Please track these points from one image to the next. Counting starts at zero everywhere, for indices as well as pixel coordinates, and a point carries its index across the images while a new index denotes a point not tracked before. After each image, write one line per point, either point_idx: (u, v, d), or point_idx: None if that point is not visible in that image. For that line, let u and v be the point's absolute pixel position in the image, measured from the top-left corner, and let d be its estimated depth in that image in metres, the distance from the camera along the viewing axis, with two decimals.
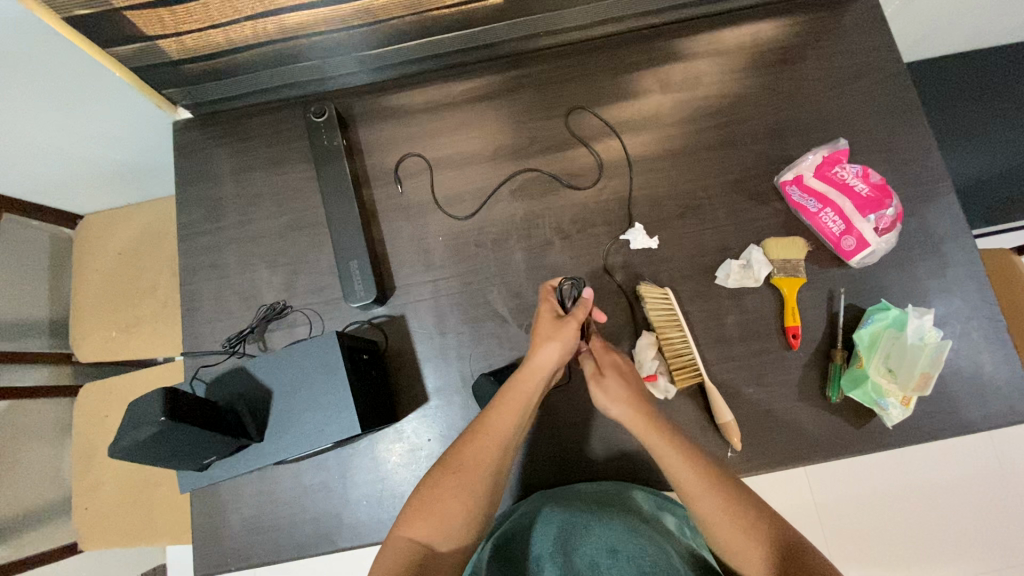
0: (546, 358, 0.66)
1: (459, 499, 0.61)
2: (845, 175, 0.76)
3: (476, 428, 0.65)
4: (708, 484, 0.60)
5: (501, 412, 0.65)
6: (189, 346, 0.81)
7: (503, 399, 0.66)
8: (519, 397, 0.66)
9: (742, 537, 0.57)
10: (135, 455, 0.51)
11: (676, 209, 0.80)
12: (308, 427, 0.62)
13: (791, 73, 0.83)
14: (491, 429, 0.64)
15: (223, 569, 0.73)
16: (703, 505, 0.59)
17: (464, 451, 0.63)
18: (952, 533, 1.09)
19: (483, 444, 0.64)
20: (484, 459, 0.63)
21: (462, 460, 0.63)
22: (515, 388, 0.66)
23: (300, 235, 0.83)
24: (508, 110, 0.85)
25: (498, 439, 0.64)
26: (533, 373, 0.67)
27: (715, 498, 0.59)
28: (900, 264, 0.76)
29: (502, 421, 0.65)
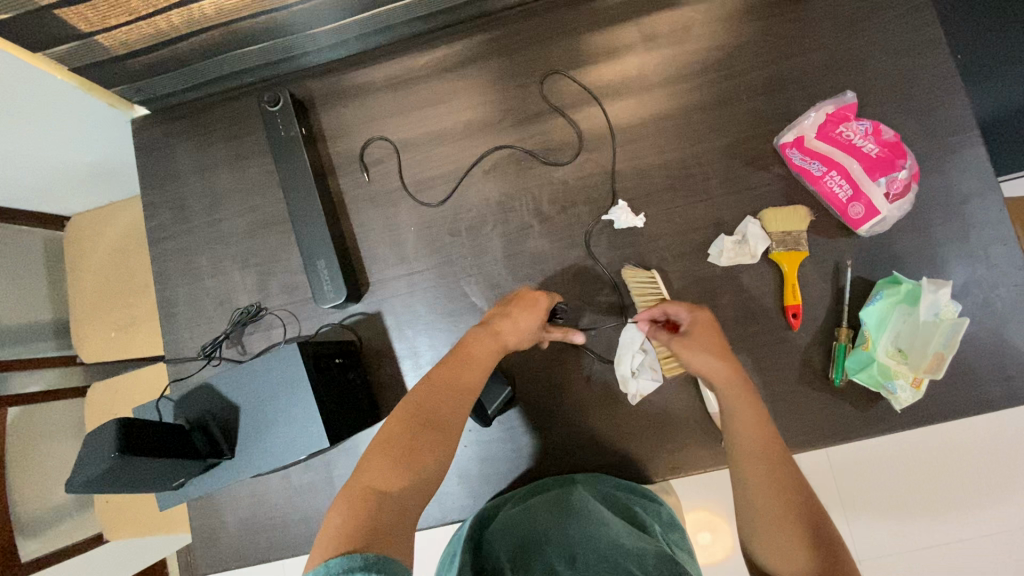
0: (521, 324, 0.65)
1: (434, 452, 0.54)
2: (852, 134, 0.68)
3: (442, 378, 0.59)
4: (762, 458, 0.53)
5: (470, 366, 0.61)
6: (170, 353, 0.80)
7: (469, 355, 0.62)
8: (489, 358, 0.62)
9: (773, 508, 0.51)
10: (98, 487, 0.51)
11: (664, 182, 0.73)
12: (277, 441, 0.60)
13: (792, 15, 0.73)
14: (458, 381, 0.59)
15: (225, 568, 0.75)
16: (752, 471, 0.53)
17: (431, 401, 0.57)
18: (990, 486, 0.97)
19: (451, 395, 0.58)
20: (454, 408, 0.58)
21: (434, 412, 0.56)
22: (483, 346, 0.62)
23: (269, 233, 0.79)
24: (476, 81, 0.78)
25: (466, 394, 0.59)
26: (499, 336, 0.64)
27: (768, 467, 0.53)
28: (915, 230, 0.68)
29: (468, 375, 0.60)
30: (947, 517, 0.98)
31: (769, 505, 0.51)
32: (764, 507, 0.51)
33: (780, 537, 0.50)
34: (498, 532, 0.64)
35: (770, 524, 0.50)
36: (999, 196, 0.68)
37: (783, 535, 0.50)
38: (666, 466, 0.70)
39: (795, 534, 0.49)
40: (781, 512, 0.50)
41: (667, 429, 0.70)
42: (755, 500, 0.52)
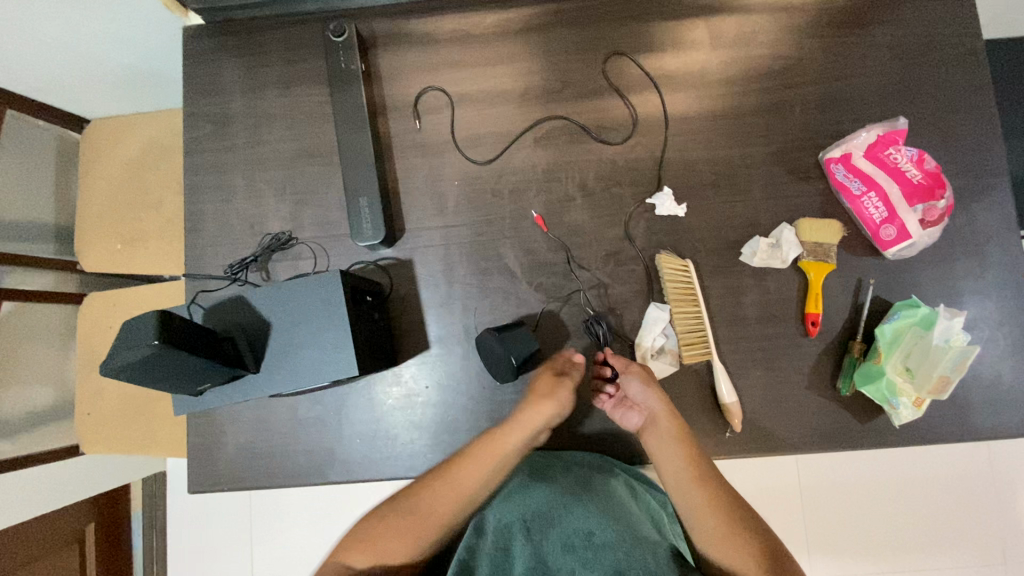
0: (538, 412, 0.67)
1: (400, 542, 0.62)
2: (899, 158, 0.70)
3: (439, 484, 0.66)
4: (691, 481, 0.64)
5: (469, 467, 0.66)
6: (191, 268, 0.79)
7: (461, 479, 0.66)
8: (495, 455, 0.67)
9: (715, 528, 0.62)
10: (128, 373, 0.51)
11: (709, 177, 0.75)
12: (303, 364, 0.60)
13: (855, 38, 0.75)
14: (458, 488, 0.66)
15: (218, 489, 0.75)
16: (687, 492, 0.64)
17: (424, 493, 0.65)
18: (927, 535, 1.11)
19: (446, 491, 0.65)
20: (438, 514, 0.64)
21: (415, 505, 0.64)
22: (490, 447, 0.67)
23: (310, 163, 0.79)
24: (542, 49, 0.78)
25: (449, 493, 0.65)
26: (509, 433, 0.67)
27: (703, 489, 0.64)
28: (938, 260, 0.71)
29: (476, 473, 0.66)
30: (887, 553, 1.11)
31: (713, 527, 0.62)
32: (704, 524, 0.63)
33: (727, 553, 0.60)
34: (515, 499, 0.69)
35: (718, 540, 0.61)
36: (1017, 241, 0.71)
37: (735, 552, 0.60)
38: None
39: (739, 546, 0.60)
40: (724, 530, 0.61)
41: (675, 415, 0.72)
42: (697, 514, 0.63)
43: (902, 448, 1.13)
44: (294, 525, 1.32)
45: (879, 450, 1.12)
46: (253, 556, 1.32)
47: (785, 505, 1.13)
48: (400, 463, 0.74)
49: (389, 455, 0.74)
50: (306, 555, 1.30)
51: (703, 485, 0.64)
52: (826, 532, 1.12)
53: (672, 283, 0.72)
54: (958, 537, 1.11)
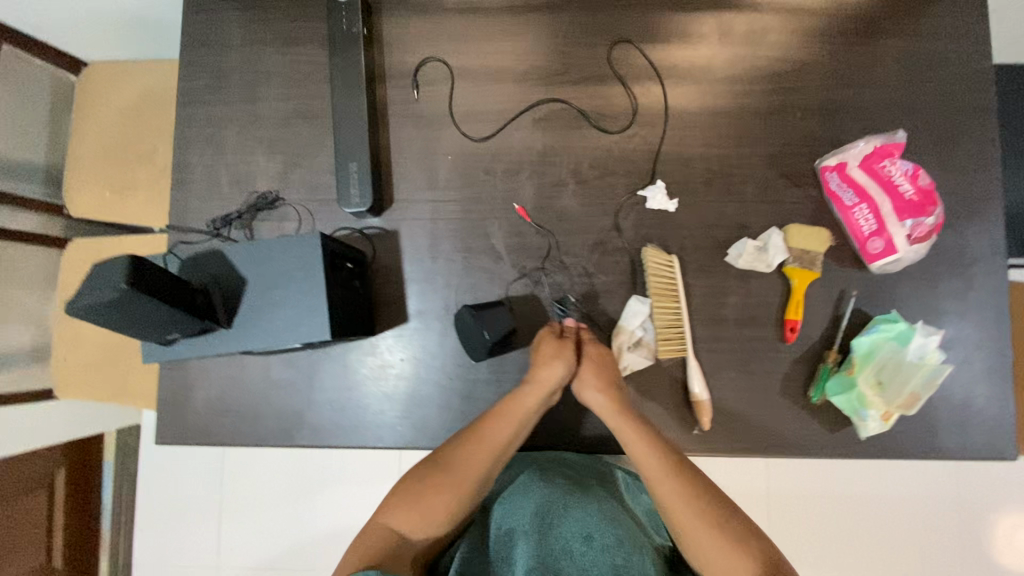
0: (559, 370, 0.68)
1: (442, 499, 0.66)
2: (893, 172, 0.69)
3: (472, 442, 0.67)
4: (672, 475, 0.63)
5: (501, 421, 0.67)
6: (175, 220, 0.78)
7: (492, 435, 0.67)
8: (520, 408, 0.68)
9: (702, 533, 0.61)
10: (94, 315, 0.50)
11: (703, 175, 0.74)
12: (276, 323, 0.60)
13: (865, 47, 0.74)
14: (493, 440, 0.67)
15: (185, 442, 0.75)
16: (664, 487, 0.63)
17: (455, 452, 0.67)
18: (887, 551, 1.12)
19: (475, 452, 0.67)
20: (472, 470, 0.66)
21: (450, 462, 0.67)
22: (521, 403, 0.68)
23: (304, 124, 0.78)
24: (548, 29, 0.77)
25: (487, 448, 0.67)
26: (537, 387, 0.68)
27: (688, 487, 0.63)
28: (921, 278, 0.71)
29: (505, 427, 0.67)
30: (846, 565, 1.13)
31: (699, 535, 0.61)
32: (689, 523, 0.62)
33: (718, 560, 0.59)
34: (515, 499, 0.70)
35: (704, 546, 0.61)
36: (1003, 266, 0.71)
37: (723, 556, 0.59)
38: None
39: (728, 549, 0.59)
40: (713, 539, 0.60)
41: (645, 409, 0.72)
42: (678, 514, 0.62)
43: (871, 464, 1.14)
44: (267, 486, 1.33)
45: (848, 463, 1.14)
46: (223, 514, 1.33)
47: (750, 509, 1.15)
48: (368, 432, 0.74)
49: (358, 424, 0.74)
50: (276, 515, 1.32)
51: (692, 483, 0.63)
52: (788, 539, 1.14)
53: (655, 277, 0.72)
54: (917, 555, 1.12)
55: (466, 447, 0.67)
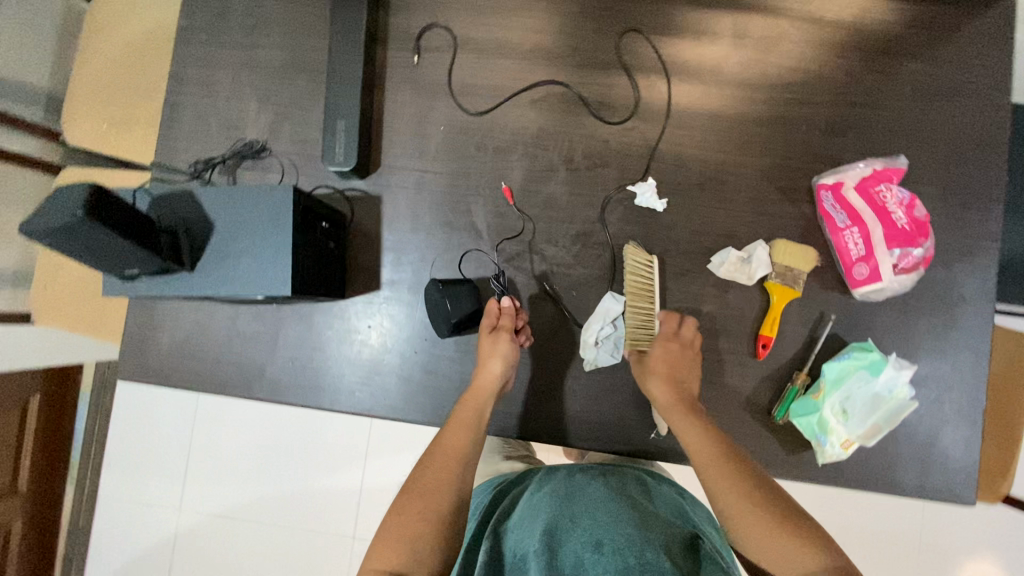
0: (498, 368, 0.65)
1: (421, 513, 0.54)
2: (888, 198, 0.69)
3: (431, 456, 0.60)
4: (718, 458, 0.57)
5: (454, 428, 0.63)
6: (159, 158, 0.77)
7: (449, 441, 0.62)
8: (469, 411, 0.64)
9: (756, 522, 0.52)
10: (47, 239, 0.49)
11: (697, 178, 0.73)
12: (239, 272, 0.59)
13: (881, 67, 0.72)
14: (451, 444, 0.61)
15: (145, 380, 0.75)
16: (711, 469, 0.57)
17: (425, 464, 0.59)
18: None
19: (437, 464, 0.59)
20: (440, 482, 0.57)
21: (420, 480, 0.58)
22: (468, 408, 0.64)
23: (299, 76, 0.76)
24: (559, 9, 0.75)
25: (452, 454, 0.60)
26: (481, 391, 0.65)
27: (732, 470, 0.56)
28: (905, 311, 0.70)
29: (458, 434, 0.62)
30: None
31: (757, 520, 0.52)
32: (741, 513, 0.53)
33: (780, 556, 0.50)
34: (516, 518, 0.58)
35: (760, 539, 0.52)
36: (989, 310, 0.70)
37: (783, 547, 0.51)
38: (593, 438, 0.70)
39: (786, 535, 0.51)
40: (770, 525, 0.52)
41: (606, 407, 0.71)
42: (728, 503, 0.54)
43: (836, 493, 1.13)
44: (237, 437, 1.35)
45: (812, 489, 1.13)
46: (191, 458, 1.35)
47: None
48: (326, 395, 0.73)
49: (318, 385, 0.73)
50: (243, 466, 1.34)
51: (737, 468, 0.57)
52: None
53: (632, 274, 0.72)
54: None
55: (428, 457, 0.60)
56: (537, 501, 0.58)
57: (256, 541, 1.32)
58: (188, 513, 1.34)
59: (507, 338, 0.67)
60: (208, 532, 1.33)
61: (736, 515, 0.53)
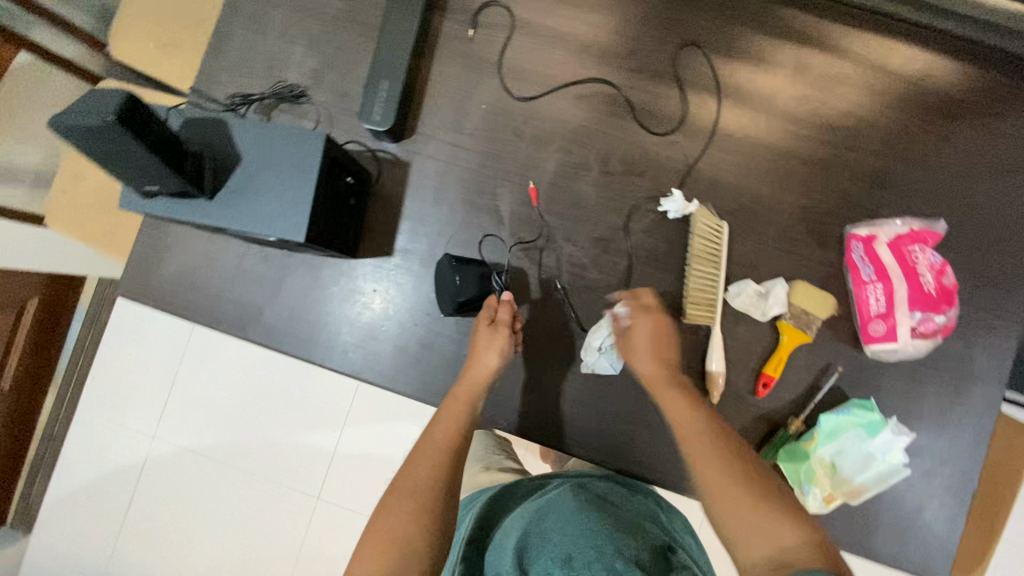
0: (494, 362, 0.64)
1: (408, 512, 0.52)
2: (920, 260, 0.67)
3: (419, 452, 0.58)
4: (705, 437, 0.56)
5: (444, 422, 0.61)
6: (198, 84, 0.76)
7: (438, 436, 0.60)
8: (461, 404, 0.62)
9: (737, 500, 0.51)
10: (76, 138, 0.48)
11: (729, 204, 0.71)
12: (256, 210, 0.59)
13: (937, 127, 0.70)
14: (438, 440, 0.59)
15: (144, 302, 0.75)
16: (697, 448, 0.55)
17: (411, 463, 0.57)
18: None
19: (426, 460, 0.57)
20: (429, 478, 0.55)
21: (404, 477, 0.56)
22: (459, 402, 0.62)
23: (352, 28, 0.75)
24: (623, 10, 0.74)
25: (439, 450, 0.58)
26: (472, 382, 0.64)
27: (717, 451, 0.54)
28: (913, 376, 0.68)
29: (447, 429, 0.60)
30: None
31: (730, 494, 0.52)
32: (724, 490, 0.52)
33: (762, 533, 0.49)
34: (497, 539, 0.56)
35: (741, 519, 0.50)
36: (998, 392, 0.68)
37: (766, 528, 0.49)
38: (574, 444, 0.69)
39: (767, 515, 0.49)
40: (749, 500, 0.51)
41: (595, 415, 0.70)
42: (713, 481, 0.53)
43: None
44: (222, 377, 1.35)
45: None
46: (174, 390, 1.35)
47: None
48: (319, 350, 0.73)
49: (312, 338, 0.73)
50: (223, 408, 1.34)
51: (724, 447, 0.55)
52: None
53: (700, 237, 0.70)
54: None
55: (417, 454, 0.58)
56: (514, 519, 0.57)
57: (222, 484, 1.32)
58: (161, 443, 1.34)
59: (502, 327, 0.65)
60: (177, 465, 1.33)
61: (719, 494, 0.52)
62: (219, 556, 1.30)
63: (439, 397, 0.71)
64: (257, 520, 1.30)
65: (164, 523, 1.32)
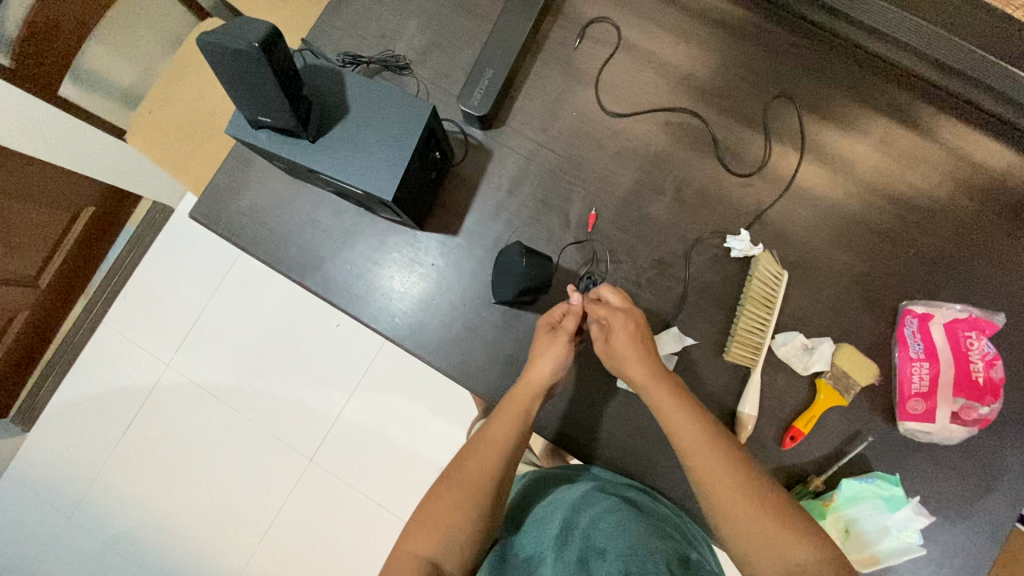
0: (548, 368, 0.66)
1: (461, 505, 0.60)
2: (973, 347, 0.68)
3: (475, 447, 0.65)
4: (709, 449, 0.59)
5: (500, 423, 0.65)
6: (311, 37, 0.80)
7: (493, 436, 0.65)
8: (515, 407, 0.65)
9: (738, 507, 0.57)
10: (220, 62, 0.53)
11: (791, 256, 0.73)
12: (351, 160, 0.62)
13: (1010, 224, 0.71)
14: (494, 442, 0.64)
15: (213, 229, 0.77)
16: (702, 462, 0.59)
17: (467, 461, 0.64)
18: None
19: (480, 457, 0.64)
20: (479, 476, 0.62)
21: (463, 471, 0.63)
22: (514, 404, 0.65)
23: (465, 15, 0.79)
24: (726, 51, 0.76)
25: (494, 449, 0.64)
26: (526, 387, 0.66)
27: (723, 465, 0.58)
28: (940, 461, 0.68)
29: (502, 432, 0.64)
30: None
31: (739, 511, 0.56)
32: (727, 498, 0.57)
33: (757, 534, 0.56)
34: (538, 522, 0.66)
35: (742, 524, 0.56)
36: (1023, 495, 0.67)
37: (762, 531, 0.55)
38: (593, 453, 0.70)
39: (762, 518, 0.56)
40: (748, 506, 0.56)
41: (620, 431, 0.70)
42: (719, 492, 0.58)
43: None
44: (247, 321, 1.37)
45: None
46: (198, 324, 1.38)
47: None
48: (368, 310, 0.75)
49: (365, 298, 0.75)
50: (239, 352, 1.36)
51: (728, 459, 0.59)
52: None
53: (760, 280, 0.70)
54: None
55: (476, 453, 0.64)
56: (555, 509, 0.66)
57: (222, 425, 1.34)
58: (173, 372, 1.37)
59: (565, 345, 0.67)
60: (185, 397, 1.35)
61: (724, 504, 0.57)
62: (202, 494, 1.31)
63: (473, 379, 0.73)
64: (246, 468, 1.32)
65: (158, 451, 1.34)
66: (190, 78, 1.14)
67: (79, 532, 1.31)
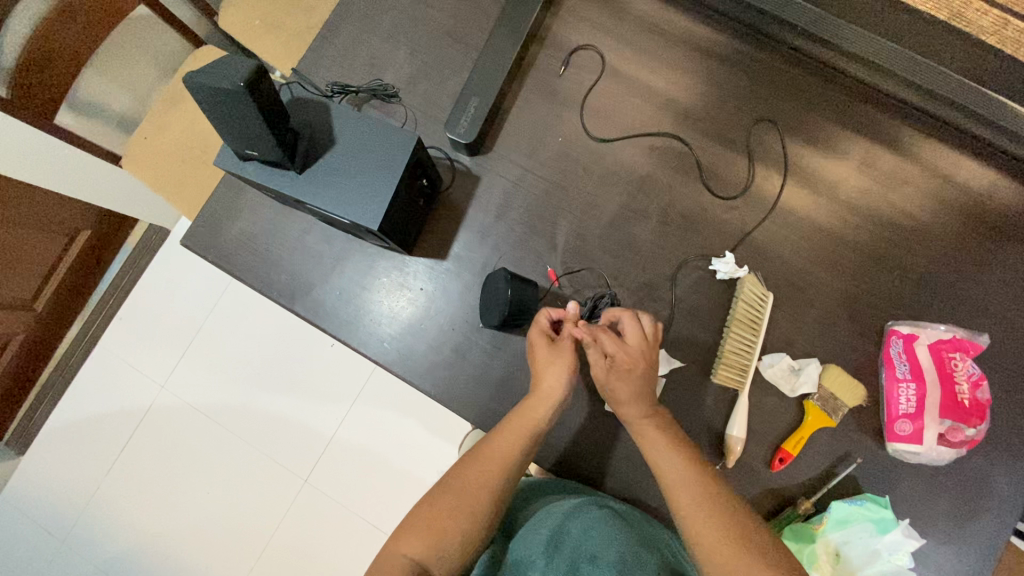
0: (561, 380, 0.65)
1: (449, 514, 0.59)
2: (958, 368, 0.68)
3: (474, 457, 0.64)
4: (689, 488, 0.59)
5: (509, 438, 0.64)
6: (302, 68, 0.82)
7: (495, 450, 0.64)
8: (523, 424, 0.64)
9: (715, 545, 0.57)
10: (206, 99, 0.54)
11: (776, 277, 0.73)
12: (339, 190, 0.63)
13: (993, 243, 0.71)
14: (496, 452, 0.63)
15: (204, 255, 0.78)
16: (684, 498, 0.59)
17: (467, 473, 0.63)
18: None
19: (481, 467, 0.63)
20: (468, 485, 0.62)
21: (462, 481, 0.62)
22: (524, 420, 0.64)
23: (453, 44, 0.80)
24: (708, 76, 0.77)
25: (500, 464, 0.63)
26: (541, 401, 0.65)
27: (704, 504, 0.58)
28: (930, 481, 0.68)
29: (508, 446, 0.63)
30: None
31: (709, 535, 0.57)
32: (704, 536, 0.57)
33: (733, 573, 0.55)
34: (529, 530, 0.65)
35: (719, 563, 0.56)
36: (1014, 514, 0.67)
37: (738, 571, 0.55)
38: (584, 474, 0.71)
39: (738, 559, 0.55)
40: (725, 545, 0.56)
41: (610, 453, 0.70)
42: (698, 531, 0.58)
43: None
44: (241, 341, 1.38)
45: None
46: (193, 345, 1.38)
47: None
48: (357, 334, 0.75)
49: (353, 322, 0.75)
50: (234, 373, 1.36)
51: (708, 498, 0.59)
52: None
53: (747, 303, 0.71)
54: None
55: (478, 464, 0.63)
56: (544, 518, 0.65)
57: (216, 447, 1.33)
58: (168, 394, 1.37)
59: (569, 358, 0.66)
60: (178, 418, 1.35)
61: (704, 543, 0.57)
62: (195, 517, 1.30)
63: (463, 402, 0.73)
64: (240, 489, 1.31)
65: (151, 472, 1.33)
66: (185, 103, 1.15)
67: (70, 558, 1.30)
